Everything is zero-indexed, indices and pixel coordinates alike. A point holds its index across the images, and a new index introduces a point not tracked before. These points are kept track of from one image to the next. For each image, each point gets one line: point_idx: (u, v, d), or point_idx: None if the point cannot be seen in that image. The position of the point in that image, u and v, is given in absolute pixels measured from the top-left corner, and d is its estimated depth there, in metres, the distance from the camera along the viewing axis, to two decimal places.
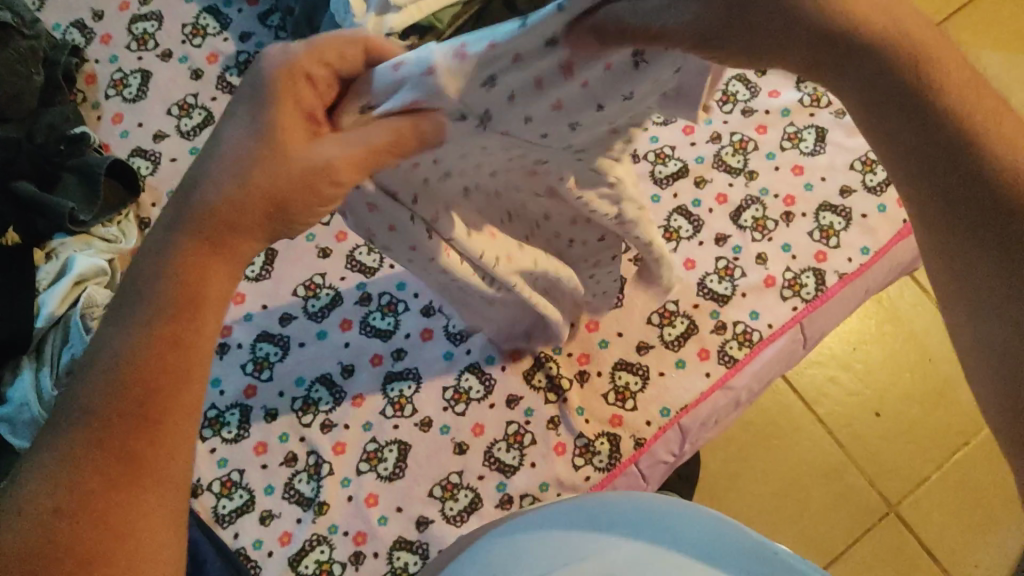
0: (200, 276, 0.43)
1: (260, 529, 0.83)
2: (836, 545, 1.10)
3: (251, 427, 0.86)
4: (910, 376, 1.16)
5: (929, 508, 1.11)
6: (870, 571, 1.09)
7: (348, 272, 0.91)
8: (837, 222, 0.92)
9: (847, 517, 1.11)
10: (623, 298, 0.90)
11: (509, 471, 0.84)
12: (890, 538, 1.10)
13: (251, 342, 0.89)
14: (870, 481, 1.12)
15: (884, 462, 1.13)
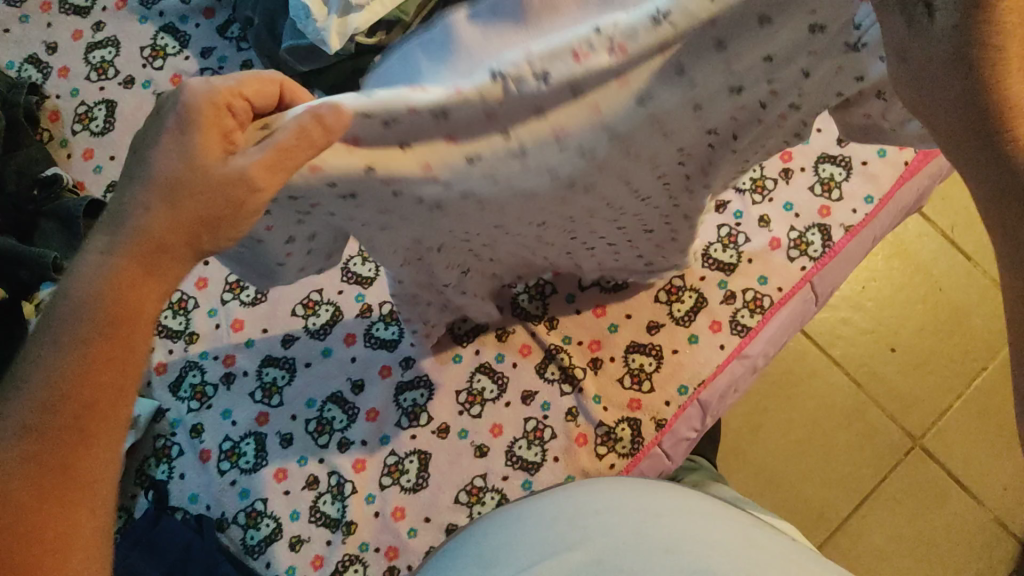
0: (85, 361, 0.38)
1: (292, 555, 0.83)
2: (865, 485, 1.10)
3: (268, 455, 0.85)
4: (923, 309, 1.15)
5: (954, 436, 1.11)
6: (900, 507, 1.09)
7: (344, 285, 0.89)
8: (837, 173, 0.90)
9: (872, 456, 1.10)
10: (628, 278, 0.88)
11: (534, 469, 0.83)
12: (918, 470, 1.10)
13: (257, 368, 0.87)
14: (893, 417, 1.11)
15: (905, 396, 1.12)
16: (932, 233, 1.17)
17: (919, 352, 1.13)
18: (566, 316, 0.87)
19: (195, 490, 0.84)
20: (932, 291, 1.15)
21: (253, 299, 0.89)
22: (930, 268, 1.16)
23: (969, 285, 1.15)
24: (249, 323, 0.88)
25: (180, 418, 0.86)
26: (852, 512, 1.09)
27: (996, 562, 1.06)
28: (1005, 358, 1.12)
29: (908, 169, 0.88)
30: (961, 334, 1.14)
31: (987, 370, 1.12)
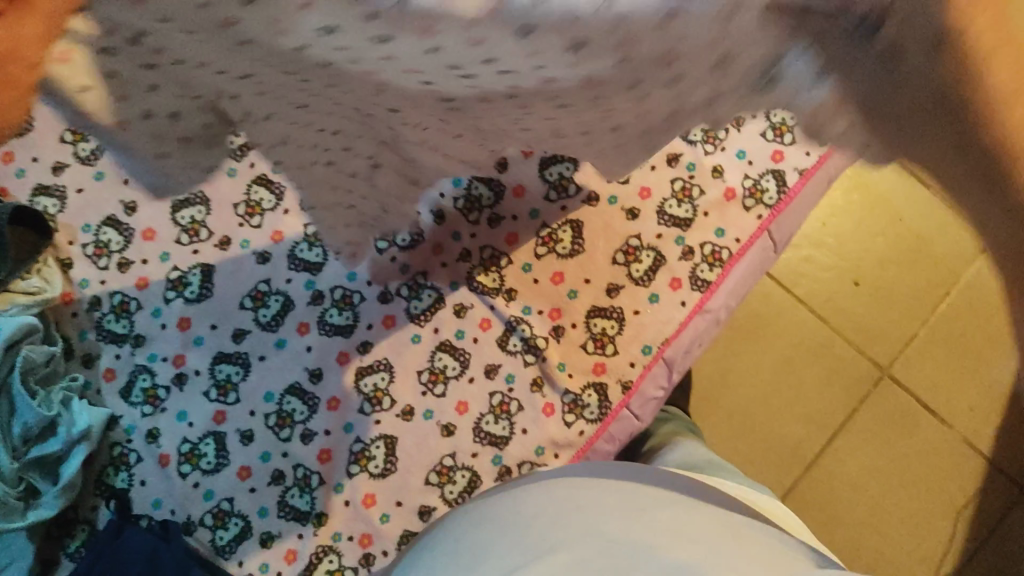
0: None
1: (263, 552, 0.81)
2: (836, 419, 1.10)
3: (230, 453, 0.83)
4: (885, 240, 1.13)
5: (920, 363, 1.11)
6: (872, 437, 1.10)
7: (292, 273, 0.86)
8: (788, 116, 0.88)
9: (841, 390, 1.11)
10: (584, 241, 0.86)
11: (503, 443, 0.82)
12: (887, 400, 1.10)
13: (209, 366, 0.84)
14: (859, 350, 1.11)
15: (870, 327, 1.12)
16: (890, 161, 1.14)
17: (883, 283, 1.12)
18: (524, 285, 0.85)
19: (157, 495, 0.82)
20: (892, 222, 1.13)
21: (198, 296, 0.85)
22: (889, 199, 1.14)
23: (930, 210, 1.13)
24: (197, 321, 0.85)
25: (135, 424, 0.84)
26: (826, 449, 1.10)
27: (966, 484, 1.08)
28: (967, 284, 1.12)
29: None
30: (924, 262, 1.12)
31: (950, 295, 1.12)
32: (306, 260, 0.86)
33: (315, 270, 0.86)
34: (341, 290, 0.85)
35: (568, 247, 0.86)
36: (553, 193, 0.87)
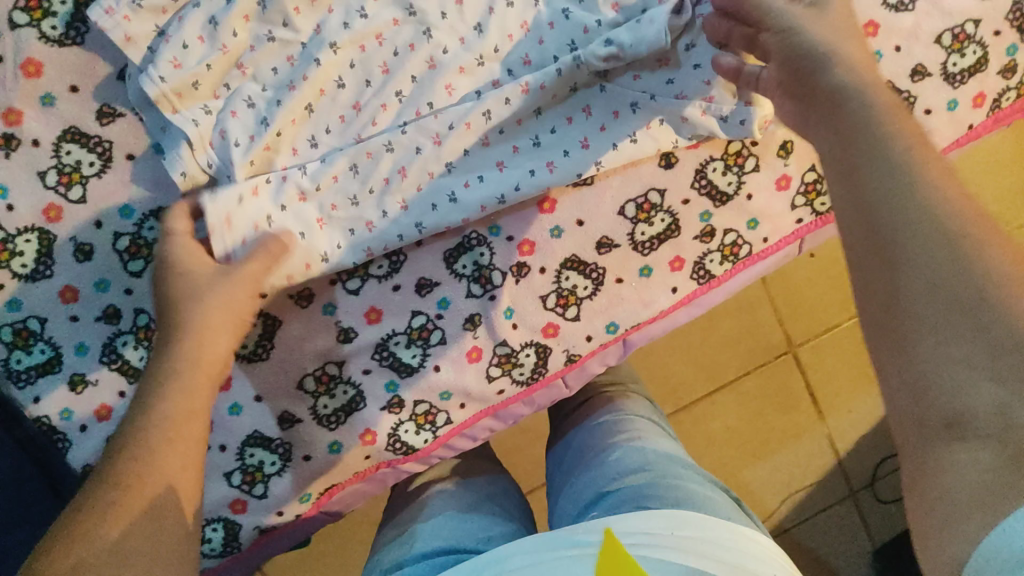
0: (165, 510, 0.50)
1: (70, 397, 0.63)
2: (729, 374, 1.12)
3: (56, 264, 0.62)
4: None
5: (827, 352, 1.14)
6: (752, 401, 1.13)
7: (213, 61, 0.60)
8: None
9: (746, 349, 1.12)
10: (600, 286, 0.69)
11: (406, 372, 0.67)
12: (781, 372, 1.13)
13: (54, 143, 0.61)
14: (780, 320, 1.12)
15: (804, 304, 1.13)
16: None
17: (820, 267, 1.12)
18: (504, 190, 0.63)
19: None
20: None
21: (62, 36, 0.61)
22: None
23: None
24: (52, 73, 0.61)
25: None
26: (681, 417, 1.12)
27: (837, 489, 1.15)
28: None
29: (968, 134, 0.72)
30: None
31: None
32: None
33: (204, 46, 0.60)
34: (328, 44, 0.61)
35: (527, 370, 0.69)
36: (640, 230, 0.68)
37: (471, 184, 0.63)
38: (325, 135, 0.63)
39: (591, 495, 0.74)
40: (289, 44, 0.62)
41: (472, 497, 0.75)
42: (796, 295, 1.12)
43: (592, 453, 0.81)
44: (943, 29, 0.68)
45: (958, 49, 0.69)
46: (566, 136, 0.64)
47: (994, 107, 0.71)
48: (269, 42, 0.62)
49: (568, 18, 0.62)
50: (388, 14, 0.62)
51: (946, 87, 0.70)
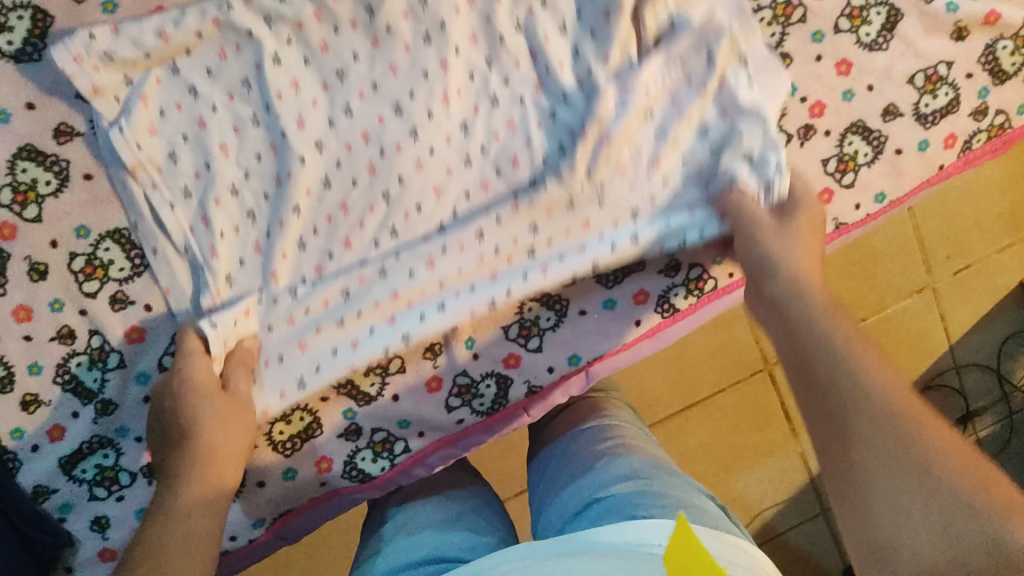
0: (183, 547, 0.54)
1: (21, 417, 0.62)
2: (702, 391, 1.11)
3: (9, 283, 0.61)
4: (842, 266, 1.08)
5: None
6: (724, 417, 1.12)
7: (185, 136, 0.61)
8: (863, 152, 0.69)
9: (722, 366, 1.11)
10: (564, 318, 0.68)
11: (364, 400, 0.66)
12: (756, 391, 1.12)
13: (9, 160, 0.60)
14: (756, 339, 1.11)
15: None
16: (905, 222, 1.08)
17: None
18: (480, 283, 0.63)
19: None
20: (866, 257, 1.08)
21: (17, 53, 0.60)
22: (867, 246, 1.08)
23: (895, 265, 1.09)
24: (7, 89, 0.60)
25: None
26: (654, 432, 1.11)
27: (808, 506, 1.16)
28: (890, 315, 1.10)
29: (938, 175, 0.70)
30: (866, 287, 1.08)
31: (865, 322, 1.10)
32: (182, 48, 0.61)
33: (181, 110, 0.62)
34: (314, 141, 0.62)
35: (486, 404, 0.68)
36: None
37: (460, 293, 0.63)
38: (308, 230, 0.63)
39: (576, 507, 0.72)
40: (271, 129, 0.62)
41: (453, 509, 0.75)
42: None
43: (575, 462, 0.79)
44: (916, 70, 0.68)
45: (930, 90, 0.68)
46: (553, 243, 0.64)
47: (964, 150, 0.70)
48: (255, 126, 0.62)
49: (555, 120, 0.64)
50: (358, 89, 0.62)
51: (918, 128, 0.69)
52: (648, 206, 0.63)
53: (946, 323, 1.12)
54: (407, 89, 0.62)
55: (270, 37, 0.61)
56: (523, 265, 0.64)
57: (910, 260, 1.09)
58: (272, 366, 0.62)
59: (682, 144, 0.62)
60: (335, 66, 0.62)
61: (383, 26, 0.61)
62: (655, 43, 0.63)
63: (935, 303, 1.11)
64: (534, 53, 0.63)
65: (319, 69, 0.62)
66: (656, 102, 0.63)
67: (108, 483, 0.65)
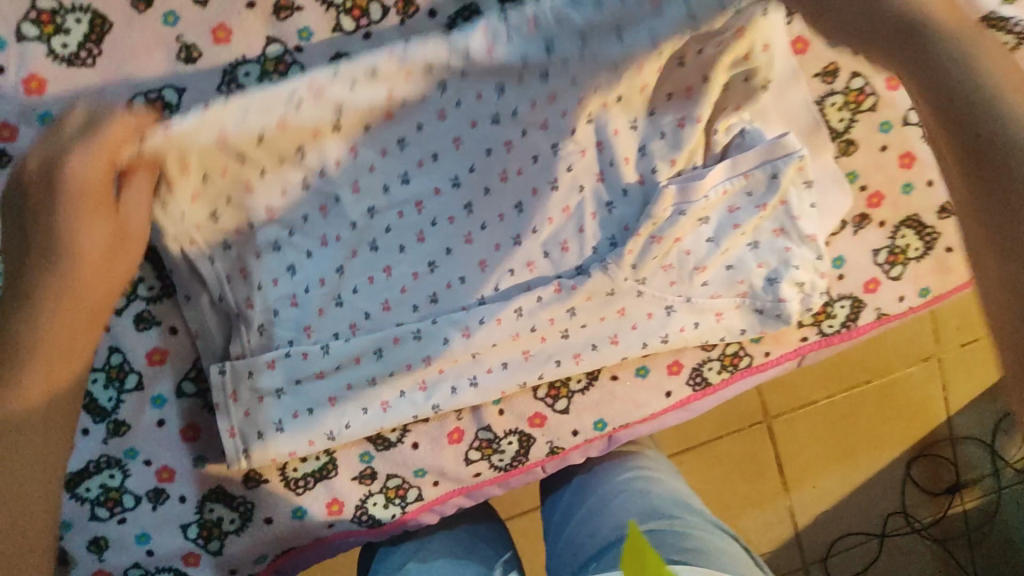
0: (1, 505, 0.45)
1: None
2: (696, 437, 1.08)
3: None
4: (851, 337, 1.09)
5: (799, 428, 1.11)
6: (717, 464, 1.09)
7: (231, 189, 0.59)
8: (914, 247, 0.68)
9: (722, 414, 1.08)
10: (593, 380, 0.66)
11: (382, 445, 0.64)
12: (751, 442, 1.10)
13: None
14: (759, 390, 1.09)
15: (789, 386, 1.10)
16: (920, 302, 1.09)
17: None
18: (514, 360, 0.63)
19: None
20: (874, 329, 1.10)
21: (67, 58, 0.56)
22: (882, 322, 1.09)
23: (902, 339, 1.10)
24: (53, 92, 0.56)
25: None
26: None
27: (788, 559, 1.13)
28: (897, 378, 1.12)
29: None
30: (872, 350, 1.10)
31: (868, 384, 1.11)
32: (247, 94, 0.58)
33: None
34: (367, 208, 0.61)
35: (505, 460, 0.67)
36: None
37: (494, 370, 0.63)
38: (349, 293, 0.62)
39: (588, 549, 0.70)
40: (325, 187, 0.60)
41: (463, 542, 0.73)
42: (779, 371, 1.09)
43: (590, 499, 0.77)
44: None
45: None
46: (593, 333, 0.63)
47: None
48: (302, 189, 0.60)
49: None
50: (416, 156, 0.60)
51: None
52: (688, 305, 0.63)
53: (946, 395, 1.13)
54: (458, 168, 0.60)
55: None
56: (557, 347, 0.63)
57: (920, 336, 1.11)
58: (297, 418, 0.61)
59: (731, 255, 0.63)
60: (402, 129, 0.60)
61: (453, 101, 0.58)
62: (721, 153, 0.63)
63: (938, 372, 1.12)
64: (601, 145, 0.62)
65: (378, 138, 0.59)
66: (713, 208, 0.62)
67: (111, 504, 0.62)
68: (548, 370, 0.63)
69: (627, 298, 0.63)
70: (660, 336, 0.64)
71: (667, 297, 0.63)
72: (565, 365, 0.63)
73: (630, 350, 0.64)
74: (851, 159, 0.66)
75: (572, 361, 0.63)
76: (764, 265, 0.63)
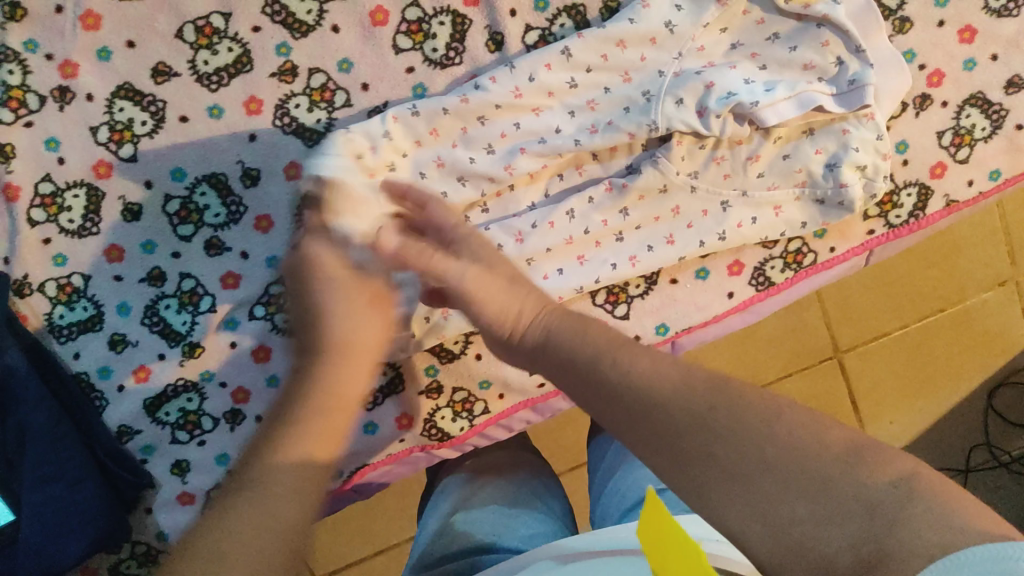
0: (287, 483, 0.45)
1: (109, 355, 0.64)
2: (769, 375, 0.99)
3: (103, 221, 0.62)
4: (918, 262, 1.00)
5: (876, 361, 1.02)
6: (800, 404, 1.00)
7: (283, 109, 0.61)
8: (980, 126, 0.65)
9: (791, 350, 0.99)
10: (654, 282, 0.66)
11: (447, 357, 0.66)
12: (827, 377, 1.00)
13: (107, 99, 0.60)
14: (828, 323, 1.00)
15: (856, 315, 1.00)
16: (990, 214, 0.99)
17: (883, 275, 1.00)
18: (569, 265, 0.62)
19: None
20: (945, 251, 1.00)
21: None
22: (951, 239, 1.00)
23: (978, 260, 1.00)
24: (109, 26, 0.59)
25: None
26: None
27: None
28: (966, 307, 1.02)
29: None
30: (942, 271, 1.00)
31: (941, 313, 1.02)
32: (291, 12, 0.59)
33: (292, 80, 0.60)
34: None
35: None
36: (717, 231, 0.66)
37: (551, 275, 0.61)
38: None
39: (633, 498, 0.68)
40: (373, 99, 0.61)
41: (511, 492, 0.71)
42: (850, 299, 0.99)
43: (636, 452, 0.74)
44: None
45: None
46: (649, 234, 0.62)
47: None
48: (350, 106, 0.61)
49: (650, 102, 0.59)
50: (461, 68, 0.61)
51: None
52: (745, 199, 0.62)
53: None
54: (497, 71, 0.60)
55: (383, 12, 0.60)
56: (613, 250, 0.62)
57: (996, 251, 1.00)
58: None
59: (789, 144, 0.61)
60: (445, 36, 0.60)
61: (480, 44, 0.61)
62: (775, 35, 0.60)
63: (1016, 296, 1.02)
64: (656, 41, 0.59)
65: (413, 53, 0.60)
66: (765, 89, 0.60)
67: (190, 428, 0.65)
68: (606, 271, 0.62)
69: (681, 196, 0.62)
70: (720, 233, 0.62)
71: (725, 194, 0.62)
72: (625, 265, 0.62)
73: (688, 249, 0.62)
74: (909, 36, 0.63)
75: (627, 262, 0.62)
76: (823, 151, 0.61)
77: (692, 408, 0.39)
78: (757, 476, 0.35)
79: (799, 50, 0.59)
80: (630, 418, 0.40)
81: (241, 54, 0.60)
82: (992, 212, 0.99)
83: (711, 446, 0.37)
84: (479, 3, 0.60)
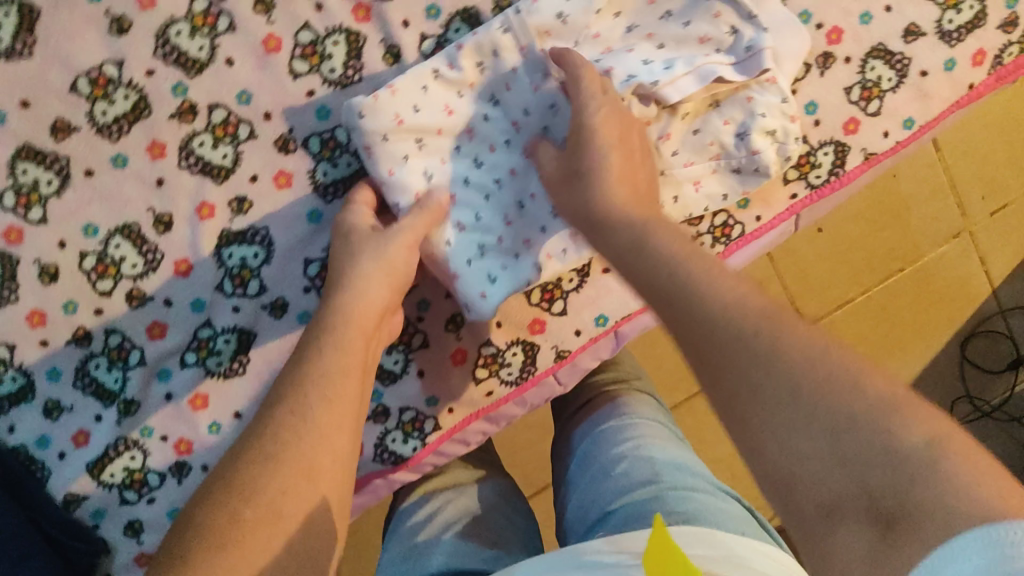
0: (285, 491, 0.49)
1: (45, 424, 0.62)
2: None
3: (20, 288, 0.60)
4: (870, 223, 0.97)
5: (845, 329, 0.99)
6: None
7: (188, 149, 0.60)
8: (886, 77, 0.65)
9: None
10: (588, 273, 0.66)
11: (388, 379, 0.65)
12: None
13: (7, 163, 0.58)
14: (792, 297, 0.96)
15: (816, 283, 0.97)
16: (935, 163, 0.97)
17: (841, 240, 0.97)
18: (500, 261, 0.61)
19: None
20: (896, 208, 0.97)
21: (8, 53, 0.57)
22: (899, 195, 0.97)
23: (929, 212, 0.98)
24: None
25: None
26: (686, 405, 0.96)
27: None
28: (928, 262, 0.99)
29: (968, 95, 0.67)
30: (896, 229, 0.98)
31: (903, 272, 0.99)
32: (183, 51, 0.59)
33: (192, 119, 0.60)
34: (318, 137, 0.61)
35: (514, 374, 0.66)
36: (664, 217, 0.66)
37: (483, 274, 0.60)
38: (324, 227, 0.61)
39: (598, 514, 0.67)
40: (277, 128, 0.60)
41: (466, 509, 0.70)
42: (809, 267, 0.96)
43: (594, 464, 0.73)
44: None
45: (954, 5, 0.65)
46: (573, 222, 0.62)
47: (995, 64, 0.66)
48: (255, 138, 0.60)
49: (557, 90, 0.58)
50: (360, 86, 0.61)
51: (943, 46, 0.65)
52: (665, 179, 0.62)
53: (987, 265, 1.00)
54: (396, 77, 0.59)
55: (275, 40, 0.59)
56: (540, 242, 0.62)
57: (946, 200, 0.98)
58: None
59: (698, 119, 0.61)
60: (340, 56, 0.60)
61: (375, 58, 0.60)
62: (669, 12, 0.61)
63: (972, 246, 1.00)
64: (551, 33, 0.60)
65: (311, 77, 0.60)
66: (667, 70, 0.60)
67: (138, 486, 0.64)
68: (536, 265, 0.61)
69: None
70: None
71: None
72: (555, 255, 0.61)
73: None
74: None
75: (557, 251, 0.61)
76: (731, 121, 0.60)
77: (757, 337, 0.39)
78: (793, 414, 0.36)
79: (693, 24, 0.60)
80: (690, 335, 0.42)
81: (139, 100, 0.59)
82: (934, 161, 0.97)
83: (764, 376, 0.37)
84: (371, 18, 0.60)
